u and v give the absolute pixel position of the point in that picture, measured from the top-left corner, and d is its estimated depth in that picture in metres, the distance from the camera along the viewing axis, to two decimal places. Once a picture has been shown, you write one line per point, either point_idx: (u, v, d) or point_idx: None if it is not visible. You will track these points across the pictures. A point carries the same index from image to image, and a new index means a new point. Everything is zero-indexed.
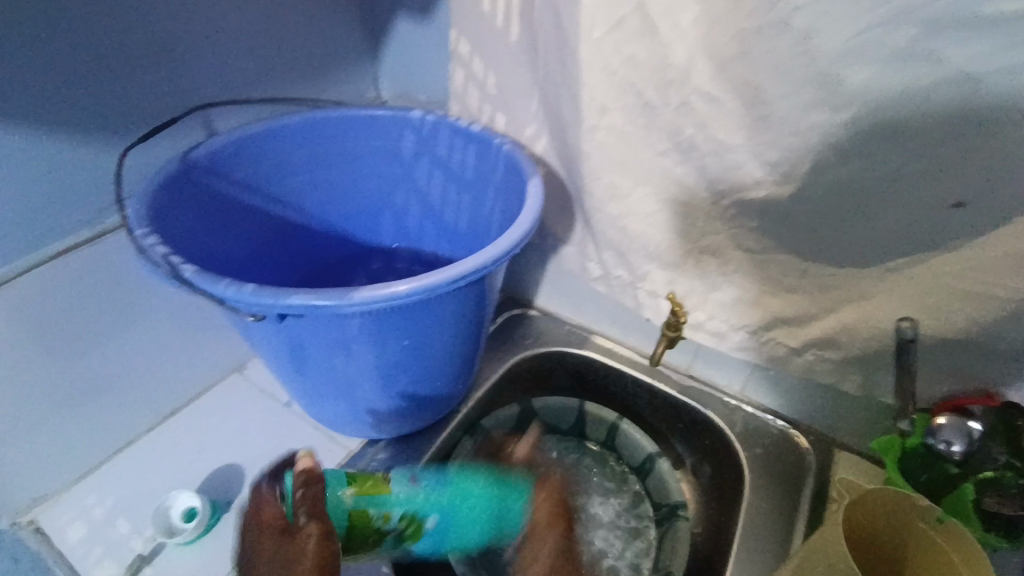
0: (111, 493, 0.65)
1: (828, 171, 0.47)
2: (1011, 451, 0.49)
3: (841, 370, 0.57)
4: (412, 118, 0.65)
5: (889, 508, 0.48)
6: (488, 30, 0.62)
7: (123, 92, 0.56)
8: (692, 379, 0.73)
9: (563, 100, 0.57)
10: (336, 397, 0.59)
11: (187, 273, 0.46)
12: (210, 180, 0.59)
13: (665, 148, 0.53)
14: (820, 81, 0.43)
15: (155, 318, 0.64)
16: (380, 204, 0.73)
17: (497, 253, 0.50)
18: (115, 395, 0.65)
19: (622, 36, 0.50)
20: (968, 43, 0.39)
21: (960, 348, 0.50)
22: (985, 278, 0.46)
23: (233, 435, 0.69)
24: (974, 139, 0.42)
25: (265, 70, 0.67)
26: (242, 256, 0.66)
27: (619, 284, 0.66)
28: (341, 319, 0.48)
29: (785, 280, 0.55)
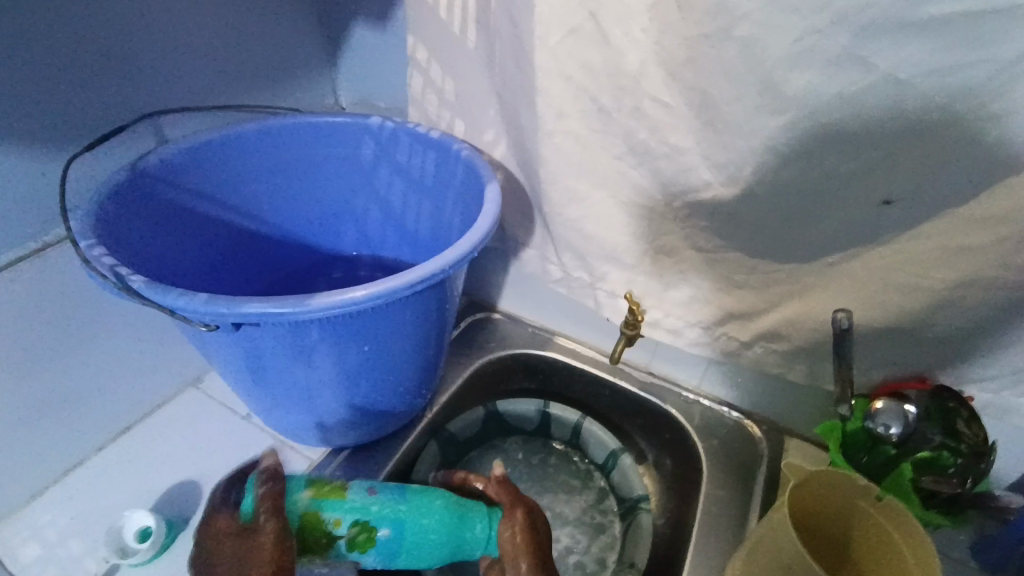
0: (63, 514, 0.62)
1: (772, 173, 0.49)
2: (944, 431, 0.52)
3: (789, 361, 0.60)
4: (371, 124, 0.66)
5: (835, 489, 0.51)
6: (445, 37, 0.63)
7: (68, 100, 0.54)
8: (653, 376, 0.75)
9: (520, 105, 0.59)
10: (298, 405, 0.58)
11: (138, 284, 0.45)
12: (163, 189, 0.58)
13: (620, 151, 0.55)
14: (762, 87, 0.45)
15: (105, 333, 0.62)
16: (339, 211, 0.73)
17: (457, 257, 0.50)
18: (64, 412, 0.62)
19: (577, 43, 0.52)
20: (897, 51, 0.41)
21: (895, 337, 0.53)
22: (916, 271, 0.49)
23: (193, 450, 0.67)
24: (904, 141, 0.44)
25: (218, 76, 0.65)
26: (199, 267, 0.65)
27: (580, 285, 0.67)
28: (301, 326, 0.48)
29: (735, 277, 0.58)
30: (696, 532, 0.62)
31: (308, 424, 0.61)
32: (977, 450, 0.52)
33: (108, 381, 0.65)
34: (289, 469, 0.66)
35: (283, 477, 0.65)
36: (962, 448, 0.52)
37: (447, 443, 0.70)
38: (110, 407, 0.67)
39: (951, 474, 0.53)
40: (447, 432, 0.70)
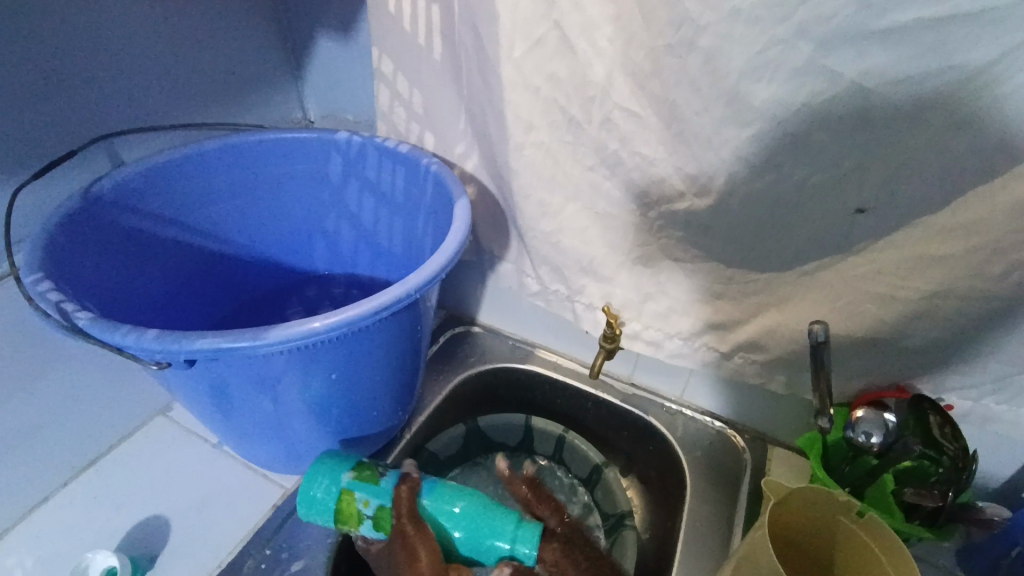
0: (25, 556, 0.60)
1: (744, 184, 0.48)
2: (925, 441, 0.51)
3: (768, 371, 0.59)
4: (337, 140, 0.64)
5: (815, 504, 0.50)
6: (410, 49, 0.61)
7: (13, 129, 0.52)
8: (635, 389, 0.74)
9: (489, 118, 0.57)
10: (266, 435, 0.56)
11: (85, 321, 0.43)
12: (117, 215, 0.56)
13: (592, 163, 0.54)
14: (729, 99, 0.44)
15: (65, 365, 0.60)
16: (309, 228, 0.71)
17: (423, 280, 0.49)
18: (23, 450, 0.60)
19: (543, 56, 0.50)
20: (861, 60, 0.40)
21: (873, 346, 0.52)
22: (892, 279, 0.48)
23: (163, 482, 0.65)
24: (873, 149, 0.44)
25: (175, 96, 0.63)
26: (159, 292, 0.62)
27: (557, 298, 0.66)
28: (261, 358, 0.46)
29: (712, 288, 0.57)
30: (680, 547, 0.61)
31: (277, 452, 0.59)
32: (959, 460, 0.51)
33: (69, 415, 0.63)
34: (261, 499, 0.64)
35: (256, 507, 0.63)
36: (944, 458, 0.51)
37: (429, 462, 0.70)
38: (73, 442, 0.64)
39: (932, 485, 0.52)
40: (428, 451, 0.70)
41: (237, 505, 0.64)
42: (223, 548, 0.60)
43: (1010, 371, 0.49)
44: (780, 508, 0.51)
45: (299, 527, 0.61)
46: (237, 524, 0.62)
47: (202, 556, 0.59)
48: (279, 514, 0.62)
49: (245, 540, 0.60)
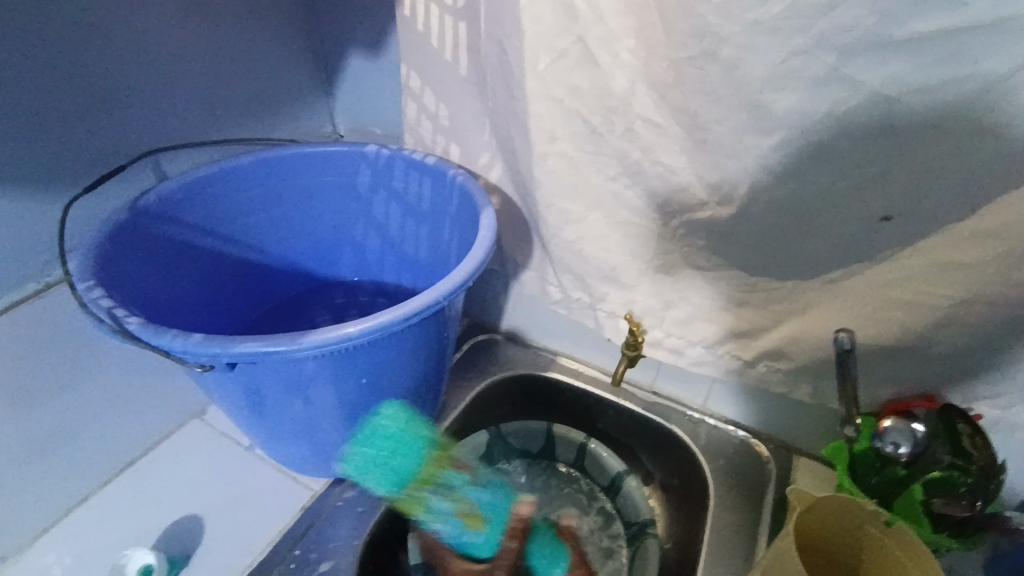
0: (67, 553, 0.62)
1: (766, 193, 0.48)
2: (953, 450, 0.50)
3: (792, 379, 0.59)
4: (365, 152, 0.66)
5: (843, 512, 0.50)
6: (437, 64, 0.63)
7: (67, 145, 0.55)
8: (657, 397, 0.74)
9: (512, 129, 0.59)
10: (297, 437, 0.58)
11: (134, 325, 0.45)
12: (161, 226, 0.58)
13: (614, 172, 0.55)
14: (750, 108, 0.45)
15: (108, 367, 0.63)
16: (338, 238, 0.73)
17: (451, 287, 0.50)
18: (68, 449, 0.63)
19: (566, 69, 0.52)
20: (883, 69, 0.40)
21: (899, 355, 0.52)
22: (917, 286, 0.48)
23: (197, 484, 0.67)
24: (896, 157, 0.44)
25: (213, 112, 0.66)
26: (197, 300, 0.65)
27: (579, 306, 0.67)
28: (296, 362, 0.48)
29: (734, 295, 0.57)
30: (703, 558, 0.61)
31: (308, 454, 0.61)
32: (988, 469, 0.50)
33: (112, 417, 0.66)
34: (291, 500, 0.66)
35: (284, 509, 0.65)
36: (973, 468, 0.50)
37: None
38: (114, 442, 0.67)
39: (962, 495, 0.50)
40: None
41: (268, 506, 0.65)
42: (255, 548, 0.62)
43: None
44: (807, 516, 0.51)
45: (327, 529, 0.63)
46: (267, 525, 0.64)
47: (235, 555, 0.61)
48: (308, 516, 0.64)
49: (275, 539, 0.62)
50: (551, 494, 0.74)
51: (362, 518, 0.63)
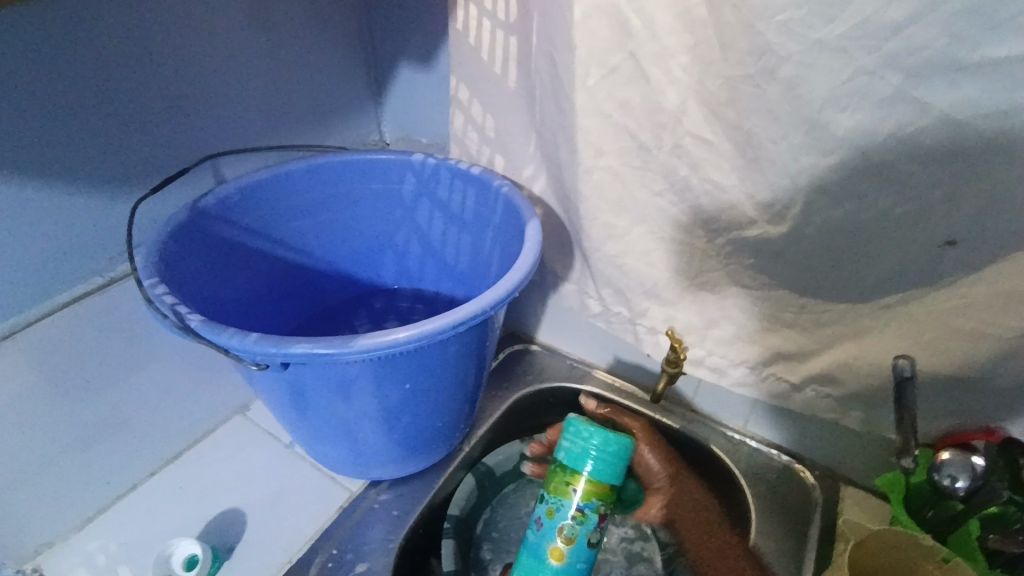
0: (112, 540, 0.65)
1: (820, 213, 0.47)
2: (1011, 486, 0.48)
3: (842, 405, 0.57)
4: (413, 162, 0.67)
5: (896, 547, 0.48)
6: (487, 77, 0.64)
7: (135, 148, 0.58)
8: (696, 416, 0.73)
9: (559, 142, 0.59)
10: (338, 439, 0.59)
11: (194, 322, 0.47)
12: (219, 227, 0.61)
13: (661, 188, 0.55)
14: (808, 128, 0.44)
15: (161, 360, 0.65)
16: (382, 244, 0.75)
17: (497, 297, 0.50)
18: (119, 437, 0.65)
19: (617, 84, 0.52)
20: (951, 91, 0.39)
21: (959, 386, 0.50)
22: (980, 315, 0.46)
23: (239, 478, 0.69)
24: (961, 181, 0.42)
25: (270, 120, 0.69)
26: (247, 300, 0.67)
27: (619, 320, 0.66)
28: (345, 365, 0.49)
29: (781, 316, 0.56)
30: None
31: (347, 456, 0.62)
32: None
33: (161, 409, 0.68)
34: (327, 500, 0.67)
35: (321, 508, 0.66)
36: None
37: (485, 477, 0.70)
38: (161, 434, 0.69)
39: (1016, 530, 0.48)
40: (484, 465, 0.70)
41: (305, 505, 0.67)
42: (292, 545, 0.63)
43: None
44: (860, 549, 0.49)
45: (362, 531, 0.63)
46: (304, 523, 0.65)
47: (273, 551, 0.63)
48: (343, 516, 0.65)
49: (312, 537, 0.63)
50: None
51: (396, 522, 0.64)
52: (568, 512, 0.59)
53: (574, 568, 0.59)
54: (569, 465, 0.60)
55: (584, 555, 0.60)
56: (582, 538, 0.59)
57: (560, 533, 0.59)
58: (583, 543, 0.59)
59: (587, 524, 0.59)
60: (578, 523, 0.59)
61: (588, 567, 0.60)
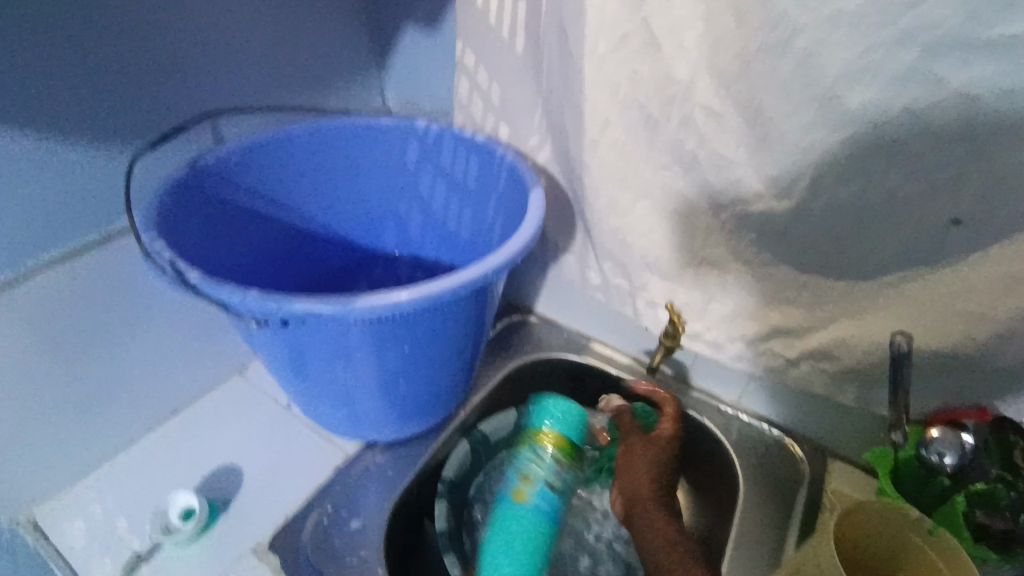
0: (109, 495, 0.65)
1: (827, 189, 0.47)
2: (1002, 465, 0.49)
3: (837, 382, 0.58)
4: (415, 127, 0.66)
5: (883, 520, 0.49)
6: (494, 42, 0.63)
7: (133, 101, 0.56)
8: (691, 389, 0.73)
9: (566, 111, 0.58)
10: (337, 402, 0.60)
11: (194, 278, 0.47)
12: (218, 186, 0.60)
13: (667, 161, 0.54)
14: (820, 101, 0.43)
15: (158, 318, 0.65)
16: (382, 211, 0.74)
17: (499, 263, 0.50)
18: (117, 394, 0.66)
19: (627, 51, 0.51)
20: (965, 68, 0.39)
21: (953, 365, 0.50)
22: (979, 295, 0.46)
23: (236, 438, 0.70)
24: (971, 160, 0.42)
25: (272, 79, 0.67)
26: (245, 262, 0.67)
27: (618, 293, 0.67)
28: (345, 326, 0.49)
29: (782, 293, 0.56)
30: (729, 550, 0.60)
31: (344, 419, 0.63)
32: None
33: (158, 368, 0.68)
34: (324, 461, 0.68)
35: (318, 470, 0.67)
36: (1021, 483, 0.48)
37: (480, 444, 0.70)
38: (159, 393, 0.70)
39: (1002, 508, 0.49)
40: (481, 433, 0.70)
41: (302, 465, 0.67)
42: (288, 504, 0.64)
43: None
44: (847, 522, 0.49)
45: (359, 492, 0.64)
46: (301, 483, 0.66)
47: (269, 509, 0.63)
48: (339, 478, 0.66)
49: (310, 496, 0.64)
50: None
51: (391, 483, 0.65)
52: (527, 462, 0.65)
53: (537, 509, 0.62)
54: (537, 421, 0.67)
55: (545, 498, 0.63)
56: (542, 480, 0.64)
57: (522, 477, 0.64)
58: (544, 486, 0.64)
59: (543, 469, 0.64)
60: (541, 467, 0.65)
61: (552, 512, 0.63)
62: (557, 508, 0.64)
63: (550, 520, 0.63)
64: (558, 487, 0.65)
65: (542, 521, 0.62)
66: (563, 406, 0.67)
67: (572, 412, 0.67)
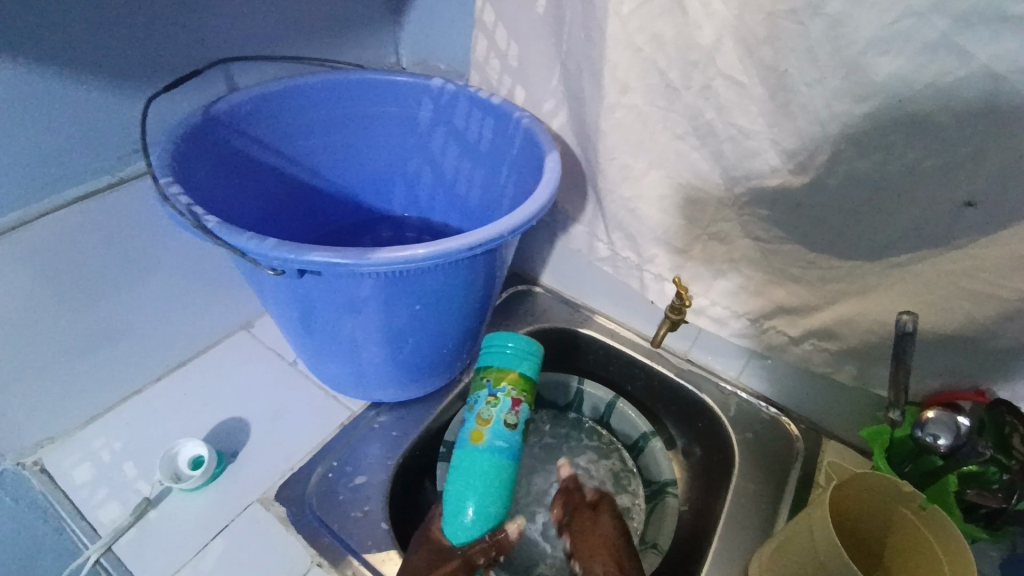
0: (116, 439, 0.66)
1: (845, 165, 0.47)
2: (996, 446, 0.50)
3: (837, 360, 0.59)
4: (431, 86, 0.65)
5: (877, 493, 0.50)
6: (514, 0, 0.62)
7: (146, 43, 0.55)
8: (690, 364, 0.74)
9: (585, 75, 0.58)
10: (343, 357, 0.60)
11: (210, 224, 0.47)
12: (231, 134, 0.59)
13: (684, 131, 0.54)
14: (846, 73, 0.43)
15: (167, 267, 0.65)
16: (394, 172, 0.74)
17: (513, 224, 0.50)
18: (124, 341, 0.66)
19: (652, 14, 0.50)
20: (997, 42, 0.38)
21: (954, 346, 0.51)
22: (988, 278, 0.46)
23: (241, 391, 0.71)
24: (992, 139, 0.42)
25: (286, 29, 0.66)
26: (256, 214, 0.67)
27: (626, 265, 0.67)
28: (358, 279, 0.49)
29: (790, 270, 0.56)
30: (723, 520, 0.62)
31: (350, 374, 0.63)
32: None
33: (165, 318, 0.69)
34: (327, 417, 0.69)
35: (322, 424, 0.68)
36: (1013, 464, 0.50)
37: None
38: (166, 342, 0.70)
39: (995, 489, 0.51)
40: None
41: (306, 419, 0.68)
42: (293, 456, 0.65)
43: None
44: (844, 493, 0.51)
45: (361, 448, 0.65)
46: (305, 437, 0.67)
47: (274, 460, 0.65)
48: (342, 433, 0.67)
49: (313, 449, 0.65)
50: (572, 443, 0.75)
51: (394, 441, 0.66)
52: (483, 401, 0.61)
53: (494, 447, 0.58)
54: (490, 360, 0.63)
55: (502, 436, 0.59)
56: (498, 418, 0.60)
57: (478, 417, 0.60)
58: (500, 424, 0.59)
59: (499, 407, 0.60)
60: (494, 407, 0.60)
61: (511, 449, 0.59)
62: (517, 445, 0.60)
63: (510, 457, 0.59)
64: (517, 423, 0.60)
65: (501, 459, 0.58)
66: (498, 339, 0.63)
67: (513, 346, 0.62)
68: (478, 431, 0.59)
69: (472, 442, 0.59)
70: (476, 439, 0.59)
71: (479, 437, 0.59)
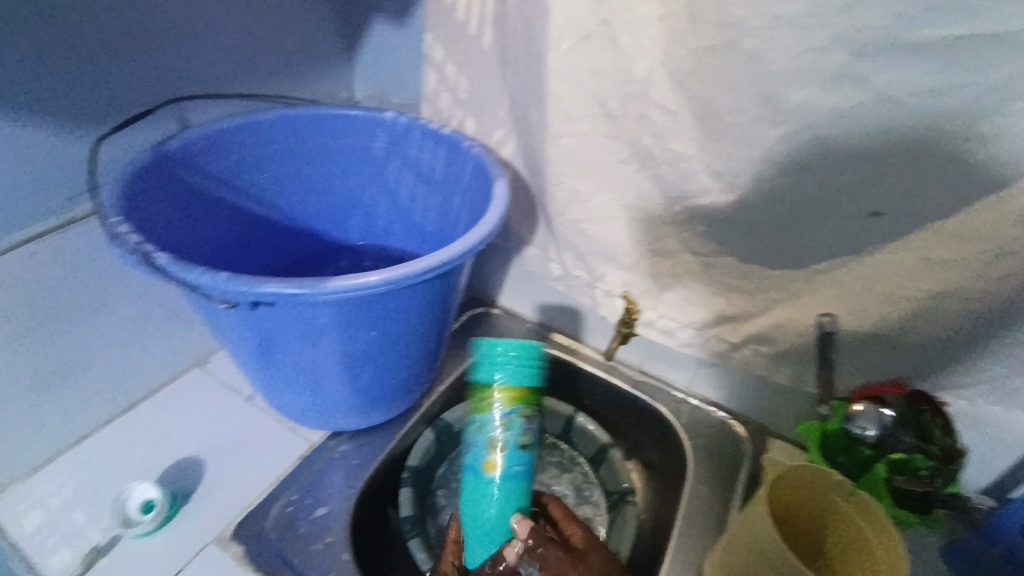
0: (64, 487, 0.64)
1: (768, 184, 0.51)
2: (915, 435, 0.55)
3: (775, 363, 0.63)
4: (384, 119, 0.68)
5: (814, 484, 0.53)
6: (462, 38, 0.65)
7: (95, 83, 0.56)
8: (645, 375, 0.78)
9: (531, 107, 0.61)
10: (303, 387, 0.60)
11: (162, 261, 0.47)
12: (182, 171, 0.60)
13: (625, 156, 0.58)
14: (763, 101, 0.47)
15: (117, 305, 0.64)
16: (349, 202, 0.75)
17: (465, 248, 0.52)
18: (72, 384, 0.64)
19: (590, 51, 0.54)
20: (889, 71, 0.43)
21: (874, 343, 0.56)
22: (898, 279, 0.52)
23: (197, 429, 0.69)
24: (893, 157, 0.47)
25: (239, 66, 0.68)
26: (209, 248, 0.67)
27: (579, 284, 0.70)
28: (315, 309, 0.50)
29: (728, 282, 0.60)
30: (679, 523, 0.64)
31: (310, 404, 0.63)
32: (949, 453, 0.55)
33: (115, 357, 0.67)
34: (287, 449, 0.68)
35: (282, 457, 0.67)
36: (934, 450, 0.55)
37: (444, 432, 0.72)
38: (117, 383, 0.68)
39: (922, 475, 0.55)
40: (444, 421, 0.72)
41: (266, 453, 0.68)
42: (252, 491, 0.64)
43: (1009, 371, 0.52)
44: (785, 486, 0.54)
45: (323, 479, 0.65)
46: (265, 471, 0.66)
47: (233, 497, 0.63)
48: (304, 465, 0.66)
49: (273, 484, 0.65)
50: None
51: (357, 470, 0.66)
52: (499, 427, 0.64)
53: (512, 470, 0.63)
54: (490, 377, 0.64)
55: (517, 457, 0.63)
56: (512, 442, 0.63)
57: (490, 440, 0.63)
58: (514, 447, 0.63)
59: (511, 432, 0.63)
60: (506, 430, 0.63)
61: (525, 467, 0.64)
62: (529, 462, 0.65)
63: (524, 474, 0.64)
64: (529, 443, 0.65)
65: (518, 479, 0.63)
66: (495, 349, 0.64)
67: (514, 358, 0.64)
68: (496, 453, 0.63)
69: (489, 466, 0.63)
70: (491, 462, 0.63)
71: (493, 460, 0.63)
